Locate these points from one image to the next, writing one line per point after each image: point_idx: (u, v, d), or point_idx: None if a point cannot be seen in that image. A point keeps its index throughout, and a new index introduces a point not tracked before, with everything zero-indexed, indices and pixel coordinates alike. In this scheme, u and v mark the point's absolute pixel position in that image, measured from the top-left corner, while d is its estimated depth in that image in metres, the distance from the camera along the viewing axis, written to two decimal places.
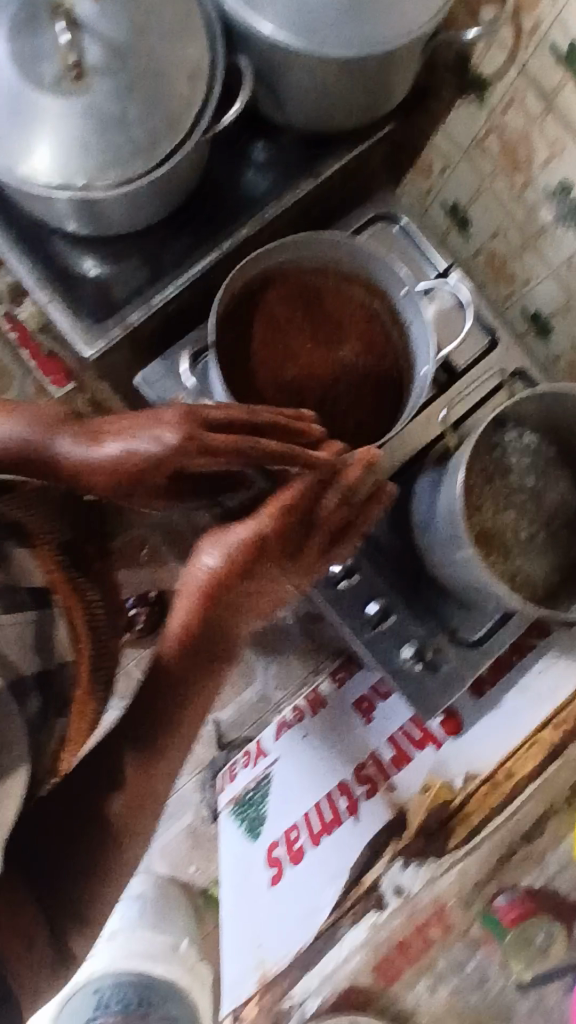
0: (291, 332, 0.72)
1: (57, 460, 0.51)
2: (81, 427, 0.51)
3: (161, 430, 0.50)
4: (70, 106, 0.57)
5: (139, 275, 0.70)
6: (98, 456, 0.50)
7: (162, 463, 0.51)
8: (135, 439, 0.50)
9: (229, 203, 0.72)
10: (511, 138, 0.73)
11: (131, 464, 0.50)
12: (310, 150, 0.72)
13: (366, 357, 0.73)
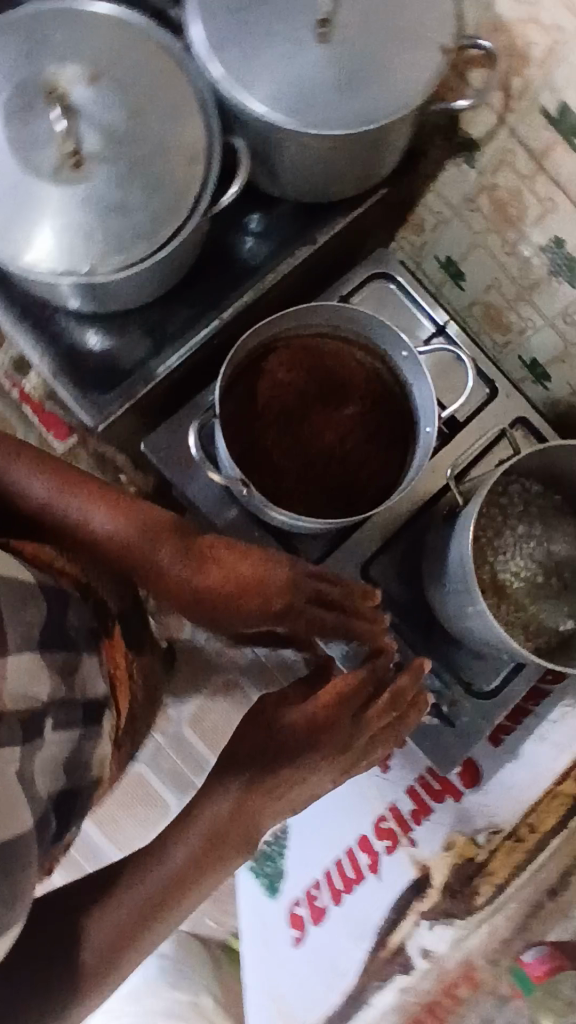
0: (295, 396, 0.73)
1: (156, 565, 0.51)
2: (182, 546, 0.51)
3: (271, 590, 0.52)
4: (69, 192, 0.58)
5: (143, 349, 0.72)
6: (203, 581, 0.51)
7: (277, 599, 0.52)
8: (239, 587, 0.51)
9: (226, 272, 0.73)
10: (503, 196, 0.74)
11: (228, 588, 0.51)
12: (304, 217, 0.73)
13: (369, 417, 0.74)
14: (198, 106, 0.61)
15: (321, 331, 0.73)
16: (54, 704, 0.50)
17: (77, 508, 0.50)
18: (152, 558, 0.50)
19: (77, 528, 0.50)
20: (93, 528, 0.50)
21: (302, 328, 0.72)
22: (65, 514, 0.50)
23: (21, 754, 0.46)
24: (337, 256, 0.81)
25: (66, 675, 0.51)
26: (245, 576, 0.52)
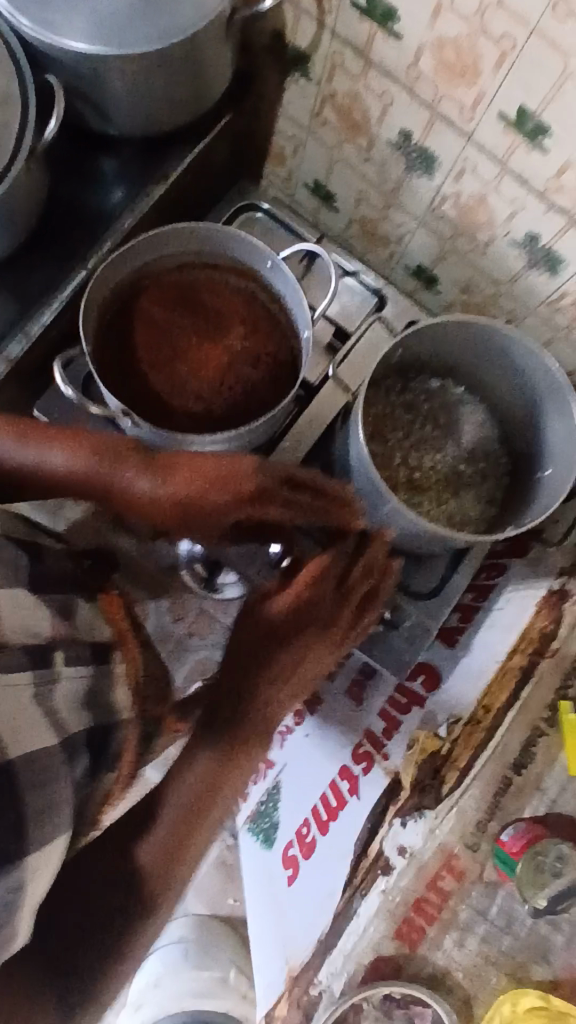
0: (174, 329, 0.73)
1: (126, 491, 0.52)
2: (146, 460, 0.52)
3: (238, 485, 0.53)
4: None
5: (10, 310, 0.70)
6: (174, 488, 0.52)
7: (234, 493, 0.53)
8: (211, 488, 0.52)
9: (81, 221, 0.73)
10: (344, 101, 0.75)
11: (202, 491, 0.52)
12: (150, 156, 0.73)
13: (252, 335, 0.74)
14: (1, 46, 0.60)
15: (187, 260, 0.73)
16: (59, 641, 0.49)
17: (46, 454, 0.51)
18: (125, 484, 0.52)
19: (50, 476, 0.51)
20: (55, 465, 0.51)
21: (166, 260, 0.73)
22: (34, 459, 0.50)
23: (33, 685, 0.45)
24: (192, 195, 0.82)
25: (61, 617, 0.52)
26: (208, 465, 0.53)
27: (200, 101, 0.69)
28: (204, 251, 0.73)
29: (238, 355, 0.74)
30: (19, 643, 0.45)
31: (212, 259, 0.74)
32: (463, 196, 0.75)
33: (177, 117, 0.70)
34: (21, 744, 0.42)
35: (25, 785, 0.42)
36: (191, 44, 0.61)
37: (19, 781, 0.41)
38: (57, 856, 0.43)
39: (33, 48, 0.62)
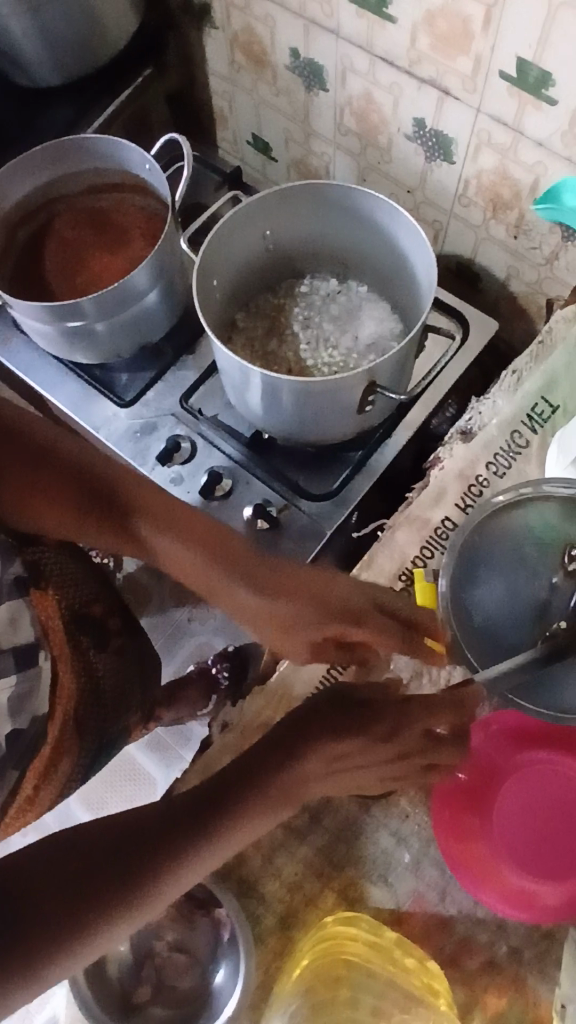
0: (80, 243, 0.79)
1: (232, 596, 0.54)
2: (248, 568, 0.53)
3: (327, 600, 0.52)
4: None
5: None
6: (283, 595, 0.52)
7: (338, 615, 0.52)
8: (297, 601, 0.52)
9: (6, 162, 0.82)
10: (244, 39, 0.81)
11: (293, 609, 0.52)
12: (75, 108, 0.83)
13: (149, 243, 0.78)
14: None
15: (96, 184, 0.80)
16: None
17: (159, 528, 0.52)
18: (226, 588, 0.53)
19: (149, 543, 0.53)
20: (175, 552, 0.53)
21: (76, 185, 0.80)
22: (133, 513, 0.52)
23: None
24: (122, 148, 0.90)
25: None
26: (308, 587, 0.53)
27: (100, 45, 0.78)
28: (105, 170, 0.79)
29: (135, 256, 0.77)
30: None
31: (115, 180, 0.79)
32: (356, 103, 0.77)
33: (85, 62, 0.79)
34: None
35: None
36: None
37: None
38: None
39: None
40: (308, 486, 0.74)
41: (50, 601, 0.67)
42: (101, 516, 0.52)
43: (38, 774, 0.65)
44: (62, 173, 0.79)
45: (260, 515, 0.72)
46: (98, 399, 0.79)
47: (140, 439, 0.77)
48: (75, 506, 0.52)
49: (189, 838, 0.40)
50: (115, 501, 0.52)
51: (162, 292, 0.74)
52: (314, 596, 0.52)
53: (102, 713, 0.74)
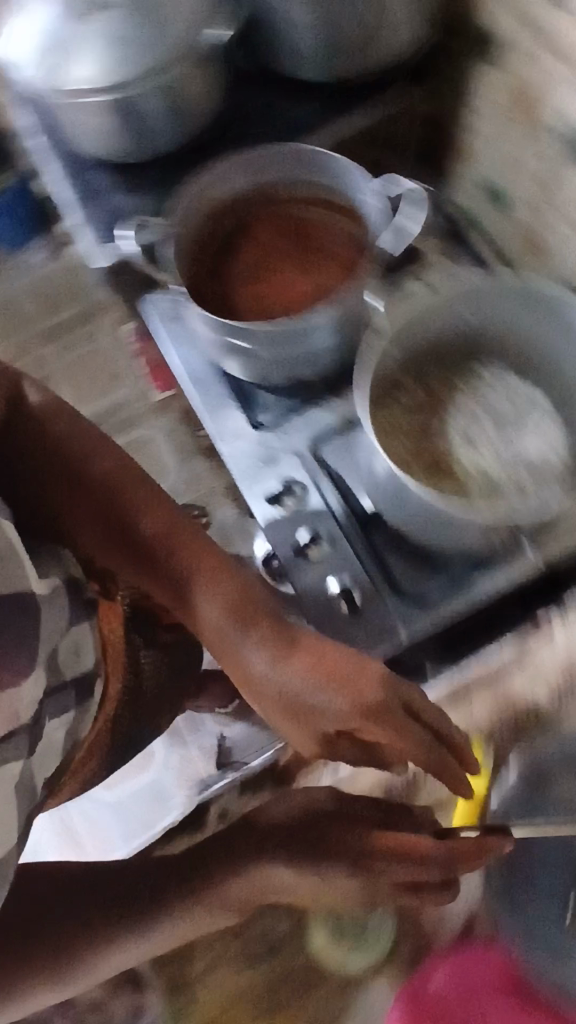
0: (275, 255, 0.75)
1: (244, 660, 0.52)
2: (266, 632, 0.52)
3: (359, 697, 0.48)
4: (93, 26, 0.68)
5: (146, 201, 0.79)
6: (294, 663, 0.50)
7: (356, 704, 0.48)
8: (308, 674, 0.49)
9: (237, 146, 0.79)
10: (518, 84, 0.71)
11: (302, 688, 0.49)
12: (324, 109, 0.78)
13: (340, 277, 0.73)
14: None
15: (313, 197, 0.75)
16: (47, 694, 0.56)
17: (181, 563, 0.53)
18: (238, 650, 0.52)
19: (170, 578, 0.54)
20: (198, 598, 0.53)
21: (292, 192, 0.75)
22: (153, 547, 0.54)
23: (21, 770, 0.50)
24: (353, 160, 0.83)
25: (50, 668, 0.56)
26: (330, 660, 0.50)
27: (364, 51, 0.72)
28: (327, 186, 0.74)
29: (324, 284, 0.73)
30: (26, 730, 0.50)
31: (332, 199, 0.74)
32: None
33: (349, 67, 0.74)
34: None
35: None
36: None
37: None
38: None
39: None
40: (401, 584, 0.69)
41: (113, 611, 0.69)
42: (127, 546, 0.54)
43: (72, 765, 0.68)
44: (285, 176, 0.74)
45: (343, 596, 0.67)
46: (233, 409, 0.77)
47: (258, 466, 0.74)
48: (104, 533, 0.55)
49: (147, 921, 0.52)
50: (136, 527, 0.54)
51: (337, 342, 0.70)
52: (326, 664, 0.49)
53: (135, 711, 0.76)
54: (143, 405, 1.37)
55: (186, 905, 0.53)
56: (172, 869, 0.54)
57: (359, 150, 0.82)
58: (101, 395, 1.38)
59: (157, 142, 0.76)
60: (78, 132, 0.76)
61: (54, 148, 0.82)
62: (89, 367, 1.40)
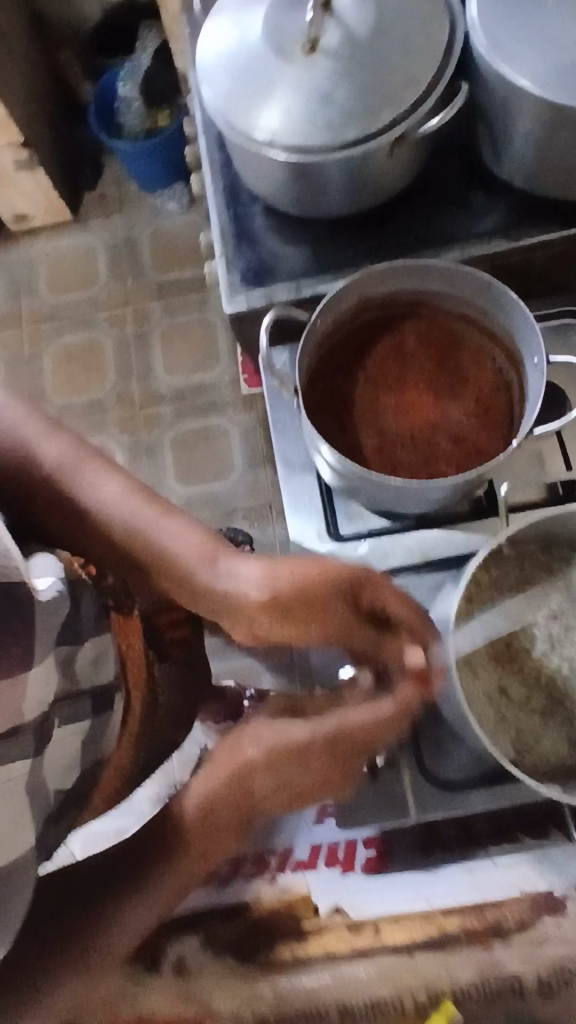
0: (417, 369, 0.69)
1: (221, 594, 0.61)
2: (262, 560, 0.61)
3: (325, 573, 0.60)
4: (298, 74, 0.60)
5: (300, 260, 0.72)
6: (278, 580, 0.60)
7: (328, 581, 0.60)
8: (295, 581, 0.60)
9: (411, 235, 0.71)
10: None
11: (296, 582, 0.60)
12: (518, 214, 0.70)
13: (476, 420, 0.67)
14: (440, 45, 0.60)
15: (473, 321, 0.68)
16: (59, 701, 0.60)
17: (146, 517, 0.60)
18: (213, 594, 0.61)
19: (132, 540, 0.60)
20: (163, 540, 0.60)
21: (453, 305, 0.68)
22: (110, 512, 0.59)
23: (32, 765, 0.55)
24: (531, 273, 0.75)
25: (65, 672, 0.60)
26: (305, 565, 0.61)
27: None
28: (493, 319, 0.67)
29: (455, 421, 0.67)
30: (32, 725, 0.56)
31: (495, 329, 0.67)
32: None
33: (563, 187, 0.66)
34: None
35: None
36: None
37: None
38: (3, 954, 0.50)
39: (468, 53, 0.62)
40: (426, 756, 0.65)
41: (130, 626, 0.76)
42: (87, 526, 0.60)
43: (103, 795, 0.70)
44: (450, 295, 0.68)
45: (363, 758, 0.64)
46: (320, 510, 0.73)
47: None
48: (65, 518, 0.60)
49: (117, 906, 0.52)
50: (91, 498, 0.59)
51: (448, 495, 0.65)
52: (296, 565, 0.61)
53: (158, 727, 0.78)
54: (230, 394, 1.32)
55: (148, 879, 0.54)
56: (140, 866, 0.55)
57: (537, 265, 0.74)
58: (193, 370, 1.33)
59: (330, 206, 0.69)
60: (251, 173, 0.69)
61: (221, 168, 0.75)
62: (189, 337, 1.35)
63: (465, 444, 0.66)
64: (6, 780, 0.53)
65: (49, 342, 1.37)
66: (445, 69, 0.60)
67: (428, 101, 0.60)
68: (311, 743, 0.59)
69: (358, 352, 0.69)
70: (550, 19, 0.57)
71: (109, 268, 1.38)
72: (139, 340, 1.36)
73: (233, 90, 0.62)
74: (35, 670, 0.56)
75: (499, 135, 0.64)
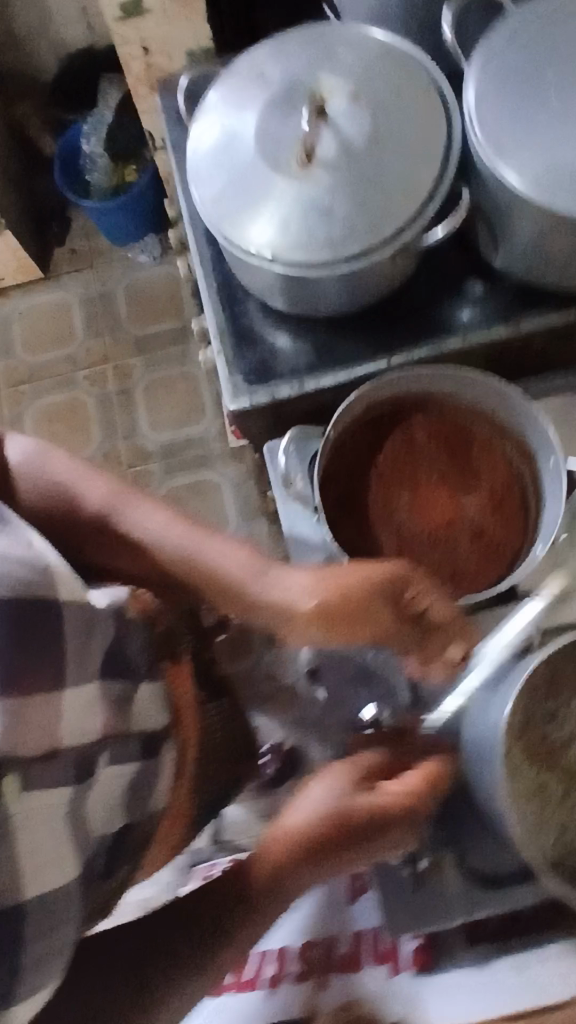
0: (429, 465, 0.69)
1: (273, 593, 0.56)
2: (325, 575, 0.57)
3: (379, 570, 0.57)
4: (295, 192, 0.58)
5: (302, 356, 0.71)
6: (336, 586, 0.56)
7: (374, 580, 0.56)
8: (350, 587, 0.56)
9: (411, 325, 0.71)
10: None
11: (362, 584, 0.56)
12: (517, 296, 0.70)
13: (492, 514, 0.67)
14: (442, 142, 0.58)
15: (483, 416, 0.68)
16: (110, 740, 0.57)
17: (191, 538, 0.57)
18: (276, 582, 0.56)
19: (177, 567, 0.57)
20: (208, 561, 0.56)
21: (462, 400, 0.67)
22: (150, 539, 0.57)
23: (73, 798, 0.53)
24: (532, 351, 0.75)
25: (117, 711, 0.58)
26: (355, 575, 0.57)
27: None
28: (503, 415, 0.66)
29: (471, 518, 0.67)
30: (74, 754, 0.53)
31: (505, 425, 0.67)
32: None
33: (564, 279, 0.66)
34: (40, 883, 0.49)
35: (35, 923, 0.48)
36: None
37: (30, 921, 0.48)
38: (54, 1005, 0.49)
39: (468, 151, 0.61)
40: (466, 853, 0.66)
41: (185, 673, 0.70)
42: (129, 552, 0.57)
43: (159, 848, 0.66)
44: (458, 392, 0.67)
45: (406, 863, 0.65)
46: None
47: (348, 682, 0.71)
48: (107, 547, 0.58)
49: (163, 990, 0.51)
50: (130, 526, 0.57)
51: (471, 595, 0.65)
52: (349, 574, 0.57)
53: (209, 771, 0.75)
54: (219, 447, 1.30)
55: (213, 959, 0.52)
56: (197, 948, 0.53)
57: (538, 344, 0.74)
58: (180, 424, 1.32)
59: (332, 303, 0.68)
60: (249, 276, 0.67)
61: (213, 262, 0.73)
62: (173, 391, 1.33)
63: (484, 543, 0.66)
64: (47, 806, 0.50)
65: (29, 403, 1.34)
66: (448, 172, 0.58)
67: (432, 205, 0.58)
68: (341, 806, 0.56)
69: (370, 450, 0.69)
70: (547, 125, 0.57)
71: (85, 324, 1.35)
72: (122, 396, 1.33)
73: (231, 205, 0.61)
74: (69, 692, 0.53)
75: (501, 230, 0.63)
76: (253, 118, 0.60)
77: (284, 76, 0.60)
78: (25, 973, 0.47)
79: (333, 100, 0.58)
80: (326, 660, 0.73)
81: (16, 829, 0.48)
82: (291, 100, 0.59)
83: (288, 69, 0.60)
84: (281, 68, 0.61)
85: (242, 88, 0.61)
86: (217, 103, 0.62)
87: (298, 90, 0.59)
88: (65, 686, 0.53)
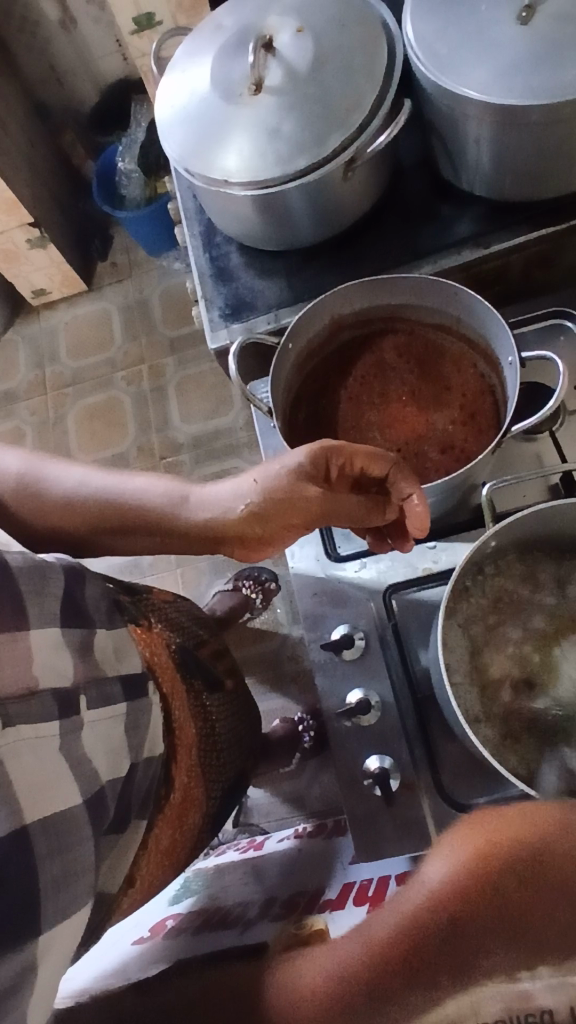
0: (397, 386, 0.69)
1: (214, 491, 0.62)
2: (268, 474, 0.59)
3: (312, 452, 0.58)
4: (247, 116, 0.62)
5: (276, 292, 0.75)
6: None
7: (348, 451, 0.58)
8: (280, 466, 0.59)
9: (381, 254, 0.73)
10: None
11: (295, 466, 0.58)
12: (486, 218, 0.71)
13: (463, 426, 0.66)
14: (382, 62, 0.62)
15: (448, 331, 0.67)
16: (83, 684, 0.53)
17: (104, 477, 0.62)
18: (213, 494, 0.62)
19: (107, 506, 0.61)
20: (127, 488, 0.62)
21: (430, 316, 0.67)
22: (73, 487, 0.60)
23: (59, 731, 0.49)
24: (507, 277, 0.75)
25: (82, 657, 0.54)
26: (280, 465, 0.59)
27: (546, 168, 0.63)
28: (465, 325, 0.66)
29: (438, 429, 0.66)
30: (50, 690, 0.50)
31: (468, 333, 0.66)
32: None
33: (524, 190, 0.66)
34: (42, 808, 0.46)
35: (43, 844, 0.46)
36: (544, 103, 0.55)
37: (40, 845, 0.45)
38: (70, 921, 0.47)
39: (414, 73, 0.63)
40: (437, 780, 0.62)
41: (154, 637, 0.67)
42: (44, 512, 0.60)
43: (172, 820, 0.65)
44: (421, 306, 0.66)
45: (377, 782, 0.61)
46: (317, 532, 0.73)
47: (325, 603, 0.70)
48: (22, 516, 0.60)
49: None
50: (41, 486, 0.60)
51: (440, 501, 0.64)
52: (270, 473, 0.59)
53: (206, 757, 0.70)
54: (246, 435, 1.32)
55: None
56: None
57: (517, 267, 0.74)
58: (210, 416, 1.35)
59: (301, 236, 0.71)
60: (223, 219, 0.71)
61: (196, 217, 0.80)
62: (203, 386, 1.38)
63: (452, 453, 0.65)
64: (34, 738, 0.47)
65: (72, 404, 1.43)
66: (388, 91, 0.62)
67: (379, 115, 0.61)
68: None
69: (334, 372, 0.70)
70: (480, 22, 0.58)
71: (123, 331, 1.45)
72: (156, 393, 1.40)
73: (192, 135, 0.65)
74: (35, 632, 0.50)
75: (454, 140, 0.64)
76: (210, 59, 0.65)
77: (235, 21, 0.66)
78: (47, 900, 0.45)
79: (280, 33, 0.63)
80: (300, 589, 0.71)
81: (6, 765, 0.45)
82: (242, 40, 0.64)
83: (242, 15, 0.66)
84: (234, 17, 0.67)
85: (201, 39, 0.68)
86: (182, 54, 0.68)
87: (246, 30, 0.64)
88: (29, 626, 0.49)
